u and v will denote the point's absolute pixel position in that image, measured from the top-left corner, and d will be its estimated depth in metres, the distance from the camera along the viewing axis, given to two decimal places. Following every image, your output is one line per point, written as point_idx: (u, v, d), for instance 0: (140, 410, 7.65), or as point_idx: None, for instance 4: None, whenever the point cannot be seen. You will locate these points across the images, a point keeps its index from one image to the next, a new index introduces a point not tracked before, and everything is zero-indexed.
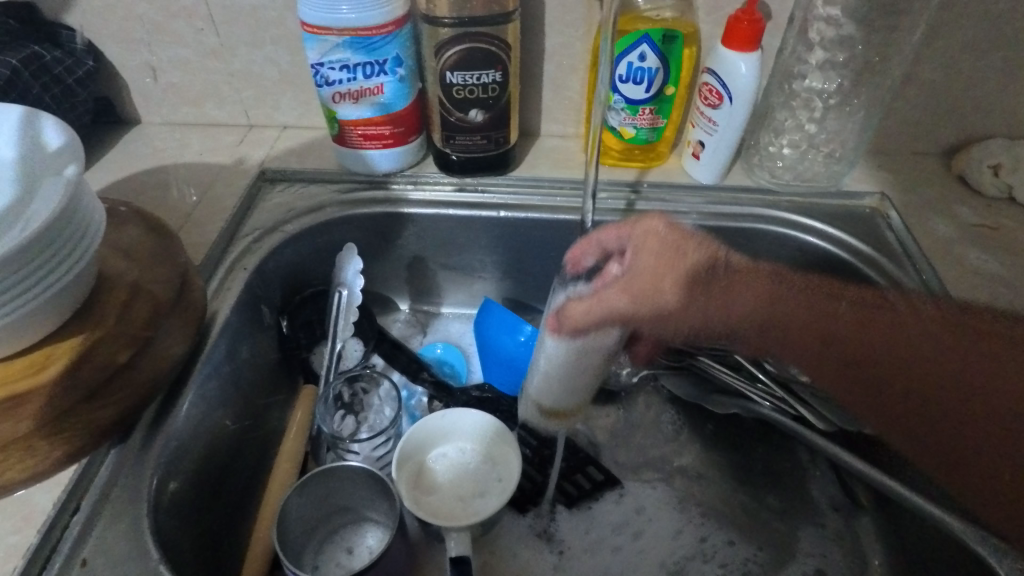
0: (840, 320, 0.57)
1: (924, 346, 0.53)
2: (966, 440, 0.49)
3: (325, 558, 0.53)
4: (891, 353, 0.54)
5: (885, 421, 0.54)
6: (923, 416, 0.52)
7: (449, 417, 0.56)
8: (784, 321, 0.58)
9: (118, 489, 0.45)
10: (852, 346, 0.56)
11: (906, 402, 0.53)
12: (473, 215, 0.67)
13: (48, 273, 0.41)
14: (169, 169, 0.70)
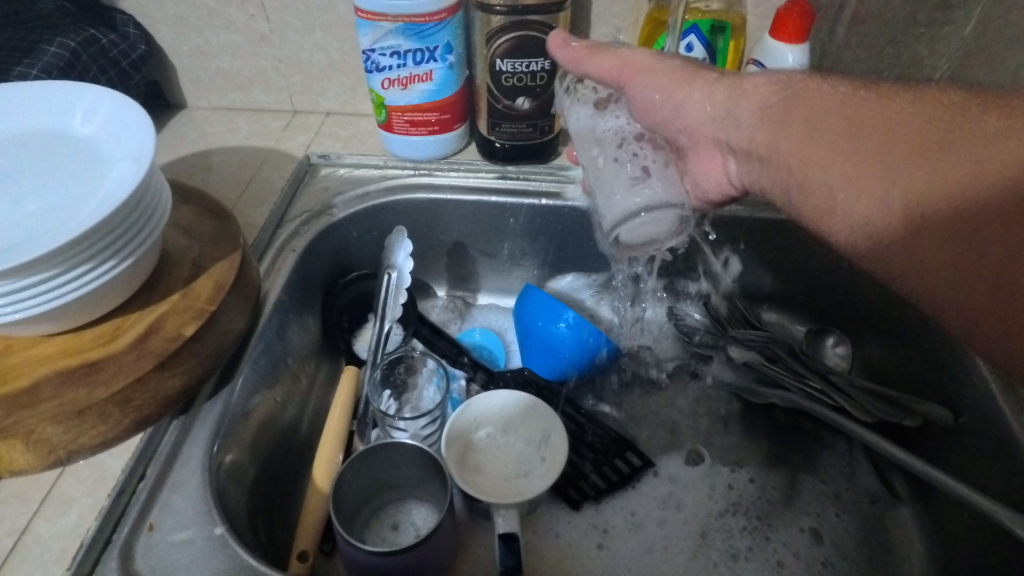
0: (838, 140, 0.44)
1: (920, 199, 0.40)
2: (989, 293, 0.39)
3: (372, 532, 0.54)
4: (880, 242, 0.43)
5: (898, 253, 0.42)
6: (946, 240, 0.40)
7: (494, 399, 0.57)
8: (914, 214, 0.41)
9: (181, 457, 0.46)
10: (841, 102, 0.45)
11: (886, 253, 0.43)
12: (515, 203, 0.68)
13: (125, 246, 0.43)
14: (217, 152, 0.72)
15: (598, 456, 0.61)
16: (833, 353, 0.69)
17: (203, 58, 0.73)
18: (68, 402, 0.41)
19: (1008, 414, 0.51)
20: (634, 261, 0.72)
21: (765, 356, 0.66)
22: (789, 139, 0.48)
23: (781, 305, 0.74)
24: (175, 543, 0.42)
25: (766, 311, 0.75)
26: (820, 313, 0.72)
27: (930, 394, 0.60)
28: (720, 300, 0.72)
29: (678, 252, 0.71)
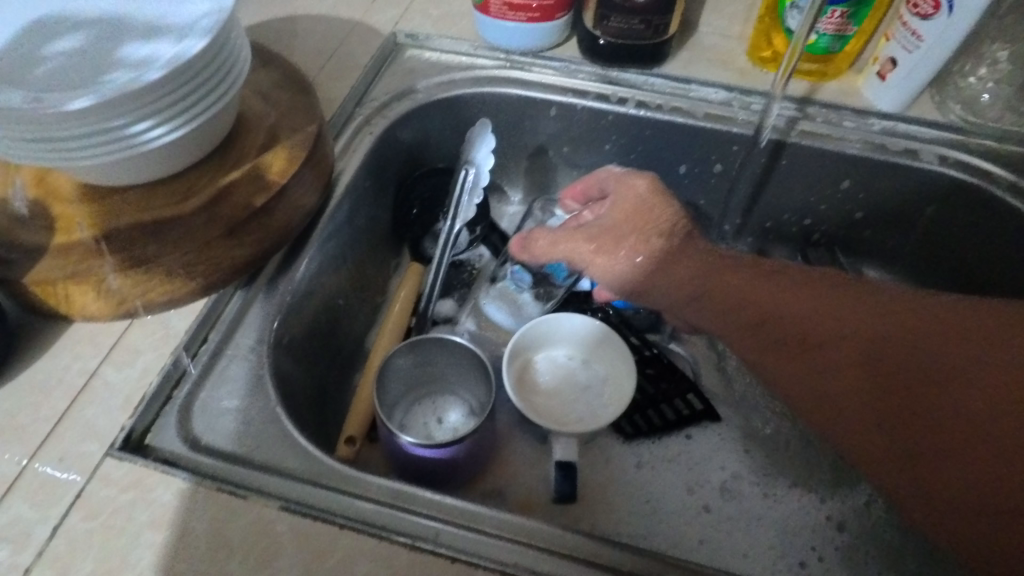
0: (843, 358, 0.42)
1: (838, 395, 0.42)
2: (869, 424, 0.41)
3: (413, 421, 0.55)
4: (838, 368, 0.42)
5: (886, 423, 0.40)
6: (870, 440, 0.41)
7: (567, 324, 0.54)
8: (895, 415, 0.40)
9: (242, 327, 0.46)
10: (852, 350, 0.42)
11: (833, 384, 0.42)
12: (610, 109, 0.62)
13: (181, 111, 0.40)
14: (303, 18, 0.68)
15: (655, 393, 0.58)
16: None
17: None
18: (137, 256, 0.41)
19: None
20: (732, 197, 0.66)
21: None
22: (705, 310, 0.48)
23: (887, 266, 0.66)
24: (229, 409, 0.43)
25: (867, 269, 0.67)
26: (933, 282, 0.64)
27: None
28: (819, 252, 0.66)
29: (779, 193, 0.64)
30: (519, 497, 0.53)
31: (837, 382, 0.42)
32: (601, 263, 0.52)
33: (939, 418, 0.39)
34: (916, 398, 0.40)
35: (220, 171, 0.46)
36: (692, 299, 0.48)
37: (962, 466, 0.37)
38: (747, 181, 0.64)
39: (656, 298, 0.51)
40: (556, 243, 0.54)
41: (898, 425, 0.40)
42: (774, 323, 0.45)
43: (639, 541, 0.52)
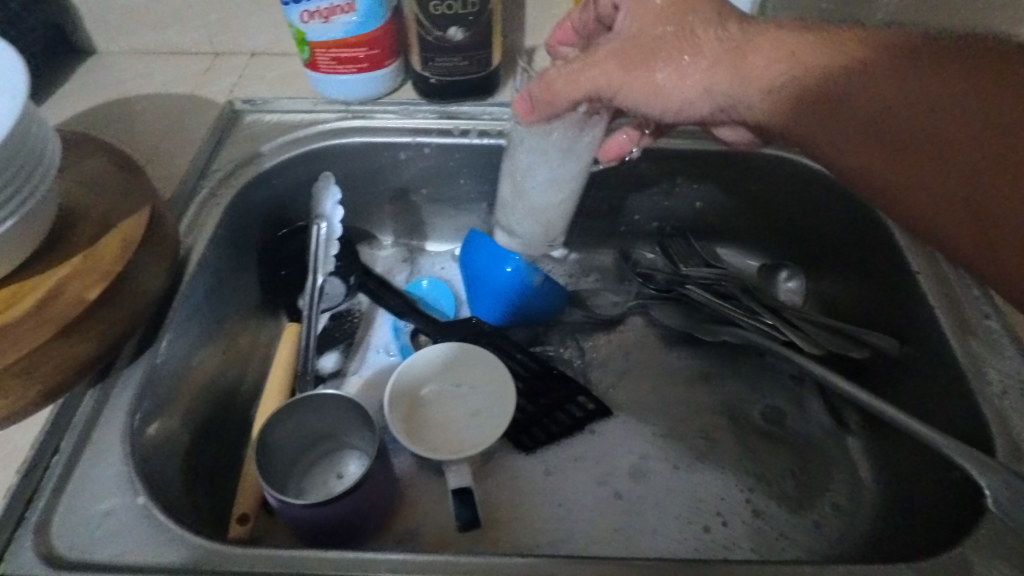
0: (868, 119, 0.39)
1: (885, 139, 0.39)
2: (906, 169, 0.38)
3: (313, 484, 0.54)
4: (890, 102, 0.38)
5: (887, 153, 0.39)
6: (919, 163, 0.38)
7: (442, 354, 0.55)
8: (912, 143, 0.38)
9: (100, 426, 0.44)
10: (872, 97, 0.39)
11: (895, 178, 0.39)
12: (455, 142, 0.64)
13: None
14: (132, 100, 0.67)
15: (549, 402, 0.60)
16: (785, 288, 0.68)
17: None
18: None
19: (951, 338, 0.50)
20: (587, 204, 0.70)
21: (717, 294, 0.64)
22: (719, 83, 0.45)
23: (736, 241, 0.72)
24: (93, 514, 0.40)
25: (720, 247, 0.73)
26: (776, 248, 0.71)
27: (879, 324, 0.59)
28: (676, 241, 0.71)
29: (627, 193, 0.69)
30: (430, 534, 0.53)
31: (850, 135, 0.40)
32: (644, 81, 0.47)
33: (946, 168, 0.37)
34: (944, 106, 0.37)
35: (48, 269, 0.44)
36: (706, 74, 0.45)
37: (945, 184, 0.37)
38: (596, 187, 0.68)
39: (704, 102, 0.46)
40: (576, 77, 0.49)
41: (989, 151, 0.35)
42: (838, 95, 0.40)
43: (558, 546, 0.53)
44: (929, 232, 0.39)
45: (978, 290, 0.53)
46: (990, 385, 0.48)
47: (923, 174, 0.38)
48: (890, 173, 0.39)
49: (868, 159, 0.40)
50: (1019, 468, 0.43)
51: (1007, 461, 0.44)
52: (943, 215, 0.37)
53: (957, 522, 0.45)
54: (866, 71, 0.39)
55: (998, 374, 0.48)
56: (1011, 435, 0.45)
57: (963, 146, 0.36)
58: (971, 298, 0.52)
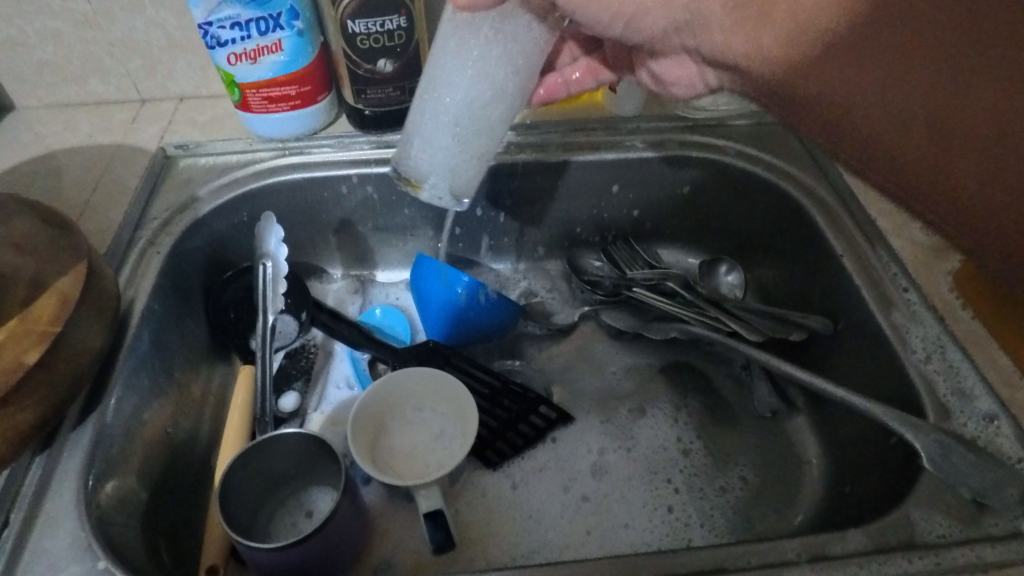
0: (853, 41, 0.36)
1: (869, 73, 0.36)
2: (891, 91, 0.36)
3: (282, 526, 0.53)
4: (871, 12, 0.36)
5: (884, 69, 0.36)
6: (908, 89, 0.36)
7: (402, 380, 0.56)
8: (906, 59, 0.36)
9: (51, 493, 0.43)
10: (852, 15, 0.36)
11: (880, 106, 0.37)
12: (395, 170, 0.65)
13: None
14: (57, 155, 0.65)
15: (511, 415, 0.61)
16: (726, 281, 0.71)
17: (22, 49, 0.65)
18: None
19: (877, 312, 0.54)
20: (531, 219, 0.72)
21: (662, 293, 0.67)
22: None
23: (675, 241, 0.75)
24: None
25: (661, 249, 0.76)
26: (713, 244, 0.74)
27: (813, 307, 0.63)
28: (618, 246, 0.73)
29: (568, 205, 0.71)
30: (405, 562, 0.53)
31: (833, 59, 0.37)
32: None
33: (973, 94, 0.35)
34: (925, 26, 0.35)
35: None
36: None
37: (928, 110, 0.36)
38: (537, 202, 0.70)
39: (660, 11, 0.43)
40: None
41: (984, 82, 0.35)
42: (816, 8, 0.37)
43: (533, 556, 0.54)
44: (894, 160, 0.38)
45: (896, 266, 0.57)
46: (915, 352, 0.51)
47: (906, 107, 0.36)
48: (877, 98, 0.37)
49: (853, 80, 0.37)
50: (948, 426, 0.47)
51: (937, 420, 0.48)
52: (916, 147, 0.36)
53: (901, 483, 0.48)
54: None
55: (921, 340, 0.52)
56: (937, 396, 0.49)
57: (941, 78, 0.35)
58: (890, 273, 0.56)
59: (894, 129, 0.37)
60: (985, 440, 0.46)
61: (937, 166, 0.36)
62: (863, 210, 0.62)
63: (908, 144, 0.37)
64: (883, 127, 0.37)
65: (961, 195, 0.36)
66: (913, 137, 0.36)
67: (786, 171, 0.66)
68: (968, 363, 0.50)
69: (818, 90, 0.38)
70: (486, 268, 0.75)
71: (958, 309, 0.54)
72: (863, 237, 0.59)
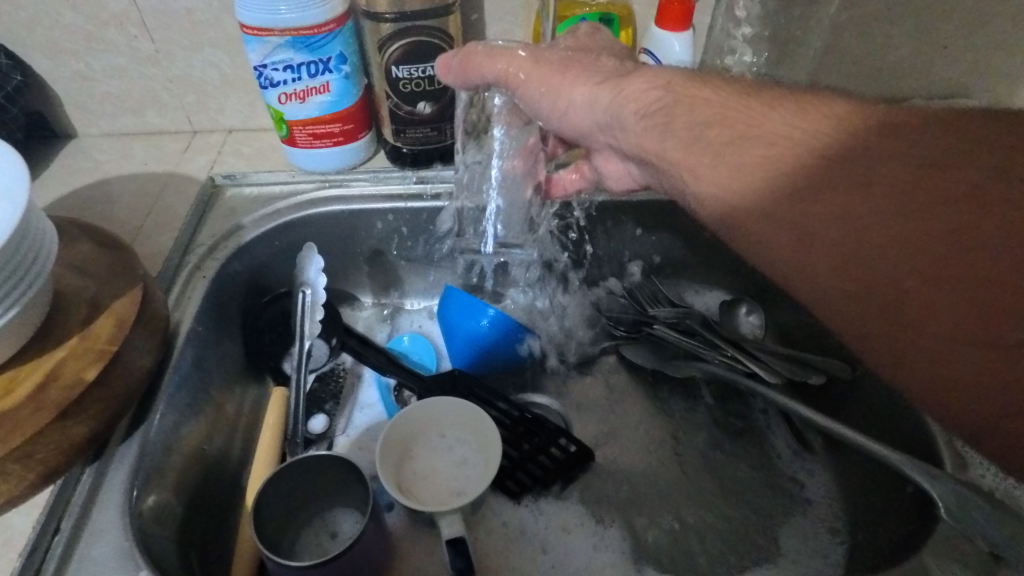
0: (829, 235, 0.39)
1: (857, 258, 0.38)
2: (864, 285, 0.38)
3: (309, 545, 0.55)
4: (856, 236, 0.38)
5: (864, 276, 0.38)
6: (891, 279, 0.37)
7: (429, 407, 0.58)
8: (882, 279, 0.38)
9: (100, 504, 0.45)
10: (833, 208, 0.39)
11: (862, 326, 0.39)
12: (429, 205, 0.69)
13: None
14: (113, 181, 0.69)
15: (532, 445, 0.62)
16: (746, 321, 0.72)
17: (87, 83, 0.70)
18: None
19: None
20: (555, 254, 0.74)
21: (682, 331, 0.67)
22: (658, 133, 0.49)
23: (696, 281, 0.77)
24: None
25: (682, 287, 0.78)
26: (734, 284, 0.76)
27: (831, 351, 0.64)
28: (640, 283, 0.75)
29: (594, 242, 0.73)
30: None
31: (809, 226, 0.40)
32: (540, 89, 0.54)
33: (960, 283, 0.35)
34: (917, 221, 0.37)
35: (42, 354, 0.46)
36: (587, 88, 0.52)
37: (912, 310, 0.37)
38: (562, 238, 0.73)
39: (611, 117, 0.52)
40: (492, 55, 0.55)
41: (960, 311, 0.36)
42: (800, 235, 0.40)
43: None
44: (882, 369, 0.39)
45: None
46: None
47: (890, 321, 0.38)
48: (860, 297, 0.38)
49: (832, 277, 0.39)
50: (965, 476, 0.48)
51: (954, 470, 0.48)
52: (863, 338, 0.39)
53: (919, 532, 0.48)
54: (845, 196, 0.39)
55: None
56: (955, 445, 0.50)
57: (930, 292, 0.36)
58: None
59: (887, 336, 0.38)
60: (1003, 492, 0.47)
61: (923, 383, 0.37)
62: None
63: (870, 355, 0.39)
64: (911, 348, 0.37)
65: (903, 308, 0.37)
66: (885, 343, 0.39)
67: None
68: None
69: (798, 282, 0.41)
70: (511, 301, 0.78)
71: None
72: None
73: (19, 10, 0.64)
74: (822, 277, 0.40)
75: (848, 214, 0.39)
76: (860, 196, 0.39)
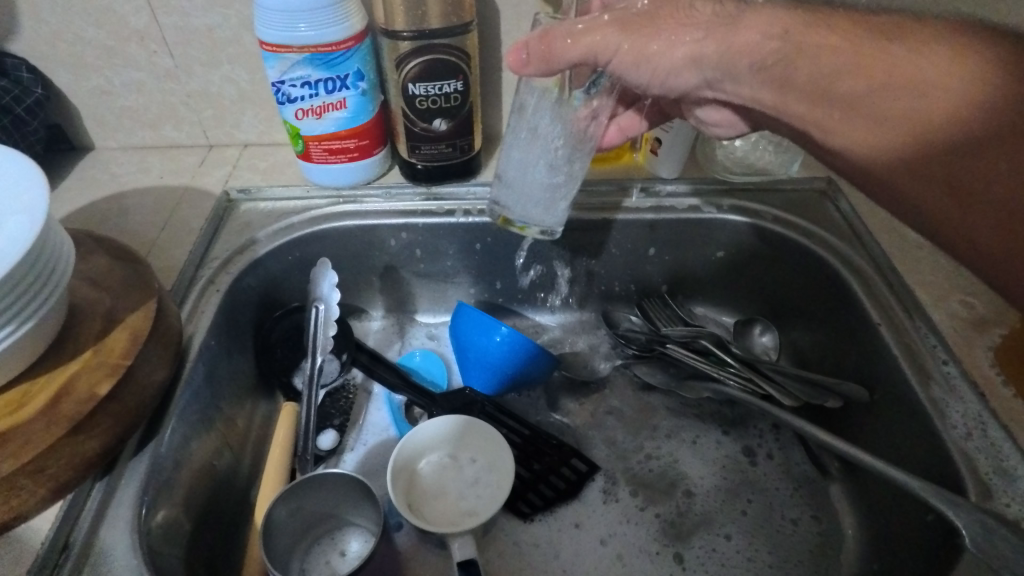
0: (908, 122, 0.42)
1: (941, 139, 0.40)
2: (949, 163, 0.40)
3: (316, 565, 0.54)
4: (946, 120, 0.40)
5: (949, 153, 0.40)
6: (970, 165, 0.39)
7: (441, 425, 0.57)
8: (963, 156, 0.39)
9: (107, 521, 0.45)
10: (918, 105, 0.41)
11: (933, 200, 0.42)
12: (443, 222, 0.69)
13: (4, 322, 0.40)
14: (129, 194, 0.70)
15: (543, 465, 0.62)
16: (760, 342, 0.72)
17: (107, 97, 0.71)
18: None
19: (915, 384, 0.54)
20: (568, 272, 0.74)
21: (696, 351, 0.67)
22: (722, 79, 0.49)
23: (710, 300, 0.77)
24: None
25: (695, 306, 0.77)
26: (747, 304, 0.75)
27: (848, 374, 0.63)
28: (652, 302, 0.75)
29: (608, 259, 0.73)
30: None
31: (898, 111, 0.42)
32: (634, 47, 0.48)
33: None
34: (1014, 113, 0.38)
35: (54, 368, 0.45)
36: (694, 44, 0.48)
37: (991, 184, 0.39)
38: (575, 255, 0.72)
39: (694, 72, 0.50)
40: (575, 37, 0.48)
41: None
42: (888, 122, 0.42)
43: None
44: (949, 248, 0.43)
45: (935, 339, 0.57)
46: (955, 428, 0.51)
47: (966, 198, 0.40)
48: (940, 172, 0.41)
49: (915, 156, 0.42)
50: (990, 506, 0.47)
51: (978, 499, 0.47)
52: (930, 220, 0.43)
53: (942, 562, 0.47)
54: (941, 88, 0.40)
55: (961, 416, 0.52)
56: (979, 474, 0.48)
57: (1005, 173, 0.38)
58: (929, 345, 0.57)
59: (952, 210, 0.41)
60: None
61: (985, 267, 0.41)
62: (901, 280, 0.62)
63: (944, 237, 0.42)
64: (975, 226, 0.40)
65: (974, 194, 0.40)
66: (963, 224, 0.41)
67: (823, 237, 0.67)
68: (1010, 442, 0.50)
69: (882, 166, 0.44)
70: (522, 318, 0.77)
71: (998, 385, 0.54)
72: (900, 307, 0.60)
73: (43, 25, 0.65)
74: (899, 161, 0.43)
75: (937, 105, 0.40)
76: (953, 92, 0.40)
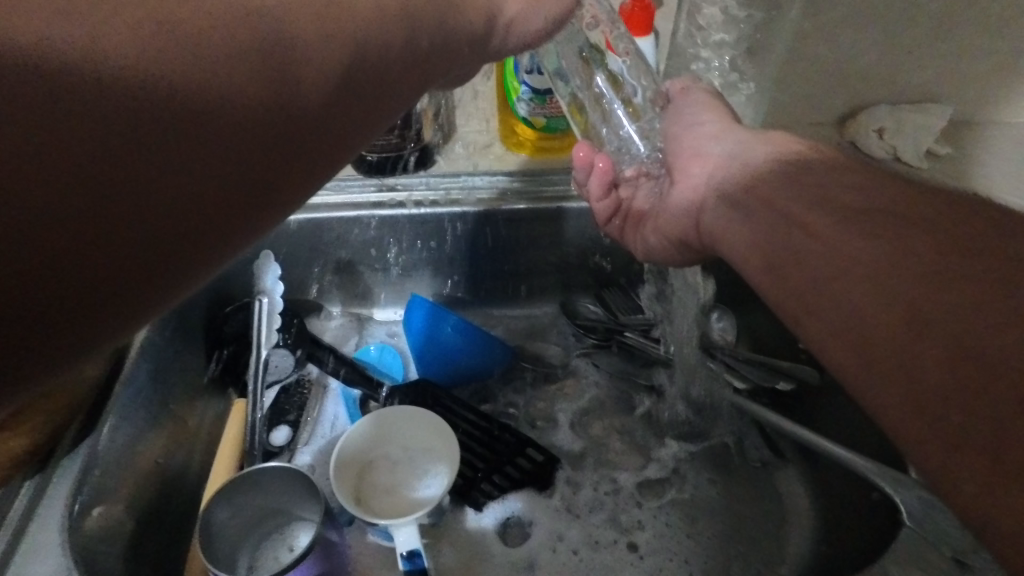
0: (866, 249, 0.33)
1: (896, 257, 0.32)
2: (899, 288, 0.31)
3: (263, 560, 0.54)
4: (907, 238, 0.33)
5: (900, 287, 0.31)
6: (915, 299, 0.30)
7: (387, 417, 0.56)
8: (917, 297, 0.30)
9: (41, 519, 0.44)
10: (880, 216, 0.34)
11: (861, 334, 0.31)
12: (396, 213, 0.68)
13: None
14: None
15: (498, 458, 0.60)
16: (717, 327, 0.71)
17: None
18: None
19: None
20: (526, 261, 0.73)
21: (653, 339, 0.68)
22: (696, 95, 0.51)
23: None
24: None
25: None
26: None
27: (801, 356, 0.63)
28: (612, 291, 0.74)
29: (565, 248, 0.72)
30: None
31: (850, 235, 0.35)
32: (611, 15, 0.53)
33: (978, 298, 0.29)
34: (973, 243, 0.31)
35: None
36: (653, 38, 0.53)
37: (933, 318, 0.29)
38: (531, 245, 0.72)
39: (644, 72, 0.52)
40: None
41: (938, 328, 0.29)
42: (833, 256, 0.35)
43: None
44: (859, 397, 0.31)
45: None
46: None
47: (892, 332, 0.30)
48: (880, 288, 0.31)
49: (869, 279, 0.32)
50: None
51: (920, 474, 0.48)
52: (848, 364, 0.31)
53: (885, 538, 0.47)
54: (898, 216, 0.34)
55: None
56: None
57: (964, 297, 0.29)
58: None
59: (881, 355, 0.30)
60: None
61: (894, 411, 0.29)
62: None
63: (885, 373, 0.30)
64: (900, 359, 0.29)
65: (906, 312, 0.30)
66: (880, 348, 0.30)
67: None
68: None
69: (808, 290, 0.35)
70: (483, 309, 0.77)
71: None
72: None
73: None
74: (837, 291, 0.33)
75: (900, 225, 0.33)
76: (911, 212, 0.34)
